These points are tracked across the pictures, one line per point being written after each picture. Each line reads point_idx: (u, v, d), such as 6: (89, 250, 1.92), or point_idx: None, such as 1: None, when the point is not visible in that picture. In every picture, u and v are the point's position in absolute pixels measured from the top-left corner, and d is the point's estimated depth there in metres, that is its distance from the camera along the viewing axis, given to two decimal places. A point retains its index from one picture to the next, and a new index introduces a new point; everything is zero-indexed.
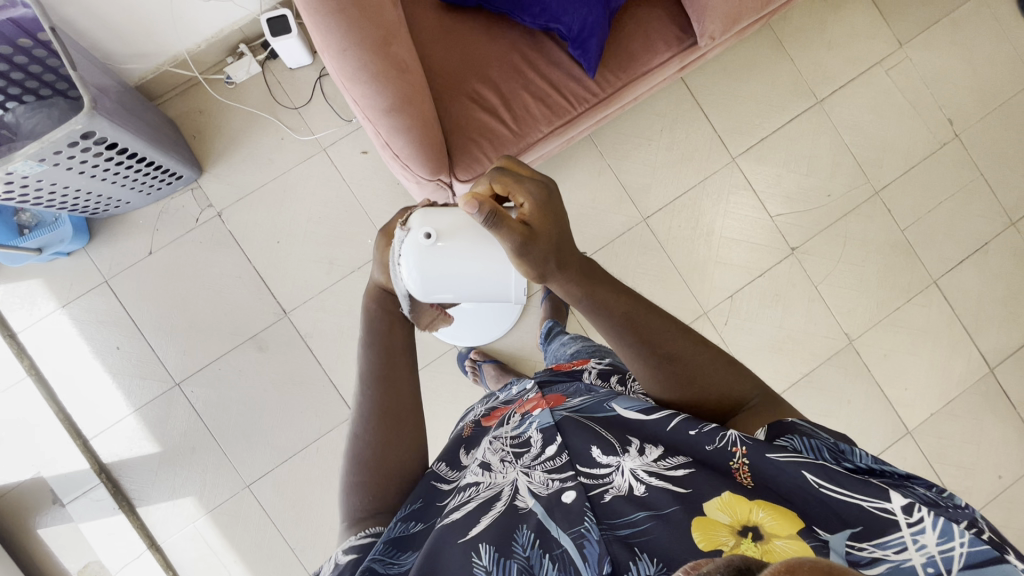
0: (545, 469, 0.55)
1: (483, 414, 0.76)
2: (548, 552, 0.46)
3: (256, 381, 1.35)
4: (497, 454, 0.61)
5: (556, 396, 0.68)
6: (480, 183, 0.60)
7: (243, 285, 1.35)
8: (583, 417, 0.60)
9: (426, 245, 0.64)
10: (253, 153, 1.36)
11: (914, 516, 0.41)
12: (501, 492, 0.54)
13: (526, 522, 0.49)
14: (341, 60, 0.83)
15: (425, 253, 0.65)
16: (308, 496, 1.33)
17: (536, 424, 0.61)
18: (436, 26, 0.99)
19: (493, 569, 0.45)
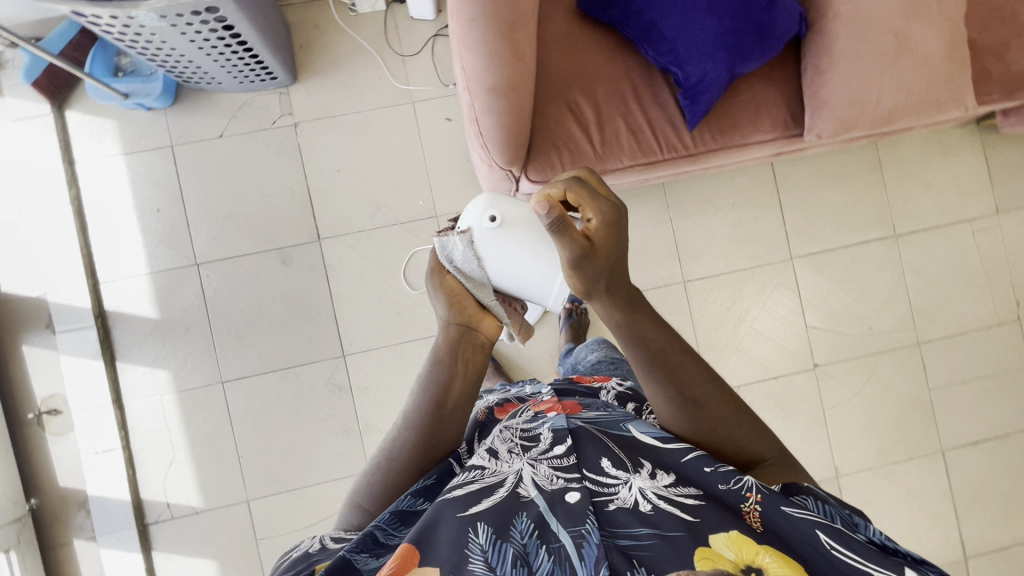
0: (550, 466, 0.58)
1: (496, 403, 0.79)
2: (546, 546, 0.51)
3: (268, 291, 1.37)
4: (505, 443, 0.63)
5: (574, 402, 0.70)
6: (555, 186, 0.60)
7: (291, 199, 1.38)
8: (597, 429, 0.62)
9: (489, 226, 0.68)
10: (348, 82, 1.39)
11: None
12: (504, 478, 0.57)
13: (526, 512, 0.53)
14: (467, 28, 0.85)
15: (484, 234, 0.68)
16: (272, 414, 1.36)
17: (548, 424, 0.64)
18: (563, 29, 1.01)
19: (489, 550, 0.50)
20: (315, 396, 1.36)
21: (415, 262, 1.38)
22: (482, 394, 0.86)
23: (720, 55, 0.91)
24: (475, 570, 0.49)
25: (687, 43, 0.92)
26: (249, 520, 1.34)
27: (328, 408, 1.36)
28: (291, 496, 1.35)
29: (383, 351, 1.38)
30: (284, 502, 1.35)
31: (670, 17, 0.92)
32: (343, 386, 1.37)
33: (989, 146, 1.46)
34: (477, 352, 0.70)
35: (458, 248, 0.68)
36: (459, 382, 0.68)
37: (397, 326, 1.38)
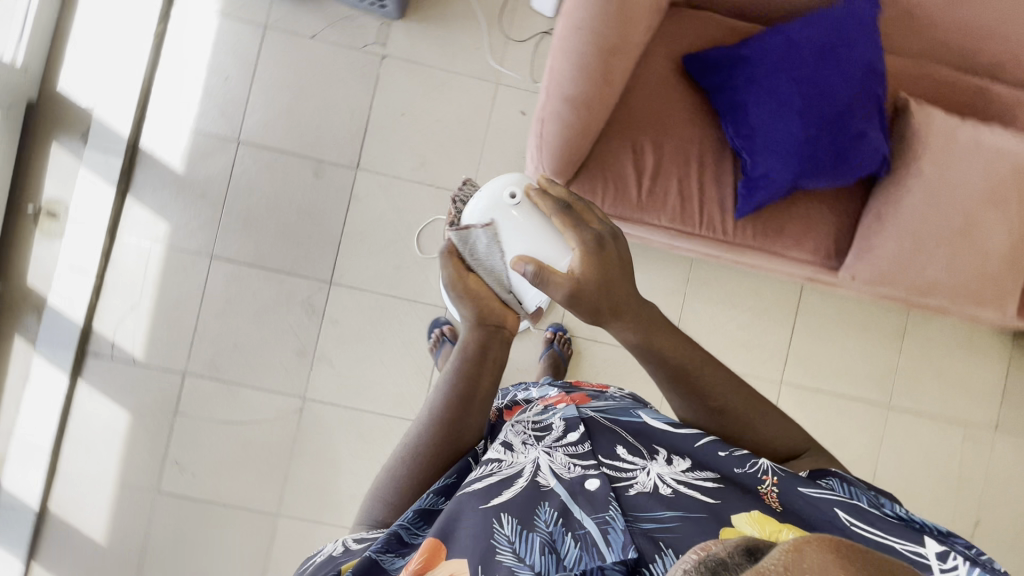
0: (567, 454, 0.60)
1: (504, 406, 0.83)
2: (571, 531, 0.51)
3: (290, 193, 1.39)
4: (518, 436, 0.65)
5: (581, 395, 0.76)
6: (545, 208, 0.68)
7: (348, 120, 1.40)
8: (605, 417, 0.66)
9: (509, 200, 0.73)
10: (448, 39, 1.41)
11: (948, 562, 0.44)
12: (523, 468, 0.58)
13: (549, 500, 0.54)
14: (571, 35, 0.86)
15: (503, 206, 0.73)
16: (242, 305, 1.37)
17: (559, 415, 0.67)
18: (663, 71, 0.99)
19: (516, 540, 0.50)
20: (287, 307, 1.38)
21: (434, 227, 1.39)
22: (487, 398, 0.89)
23: (793, 159, 0.90)
24: (505, 560, 0.49)
25: (767, 135, 0.91)
26: (178, 391, 1.37)
27: (294, 323, 1.38)
28: (225, 386, 1.37)
29: (369, 295, 1.39)
30: (217, 389, 1.37)
31: (762, 105, 0.91)
32: (317, 309, 1.38)
33: (1014, 363, 1.43)
34: (502, 348, 0.72)
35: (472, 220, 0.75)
36: (486, 381, 0.69)
37: (392, 278, 1.39)
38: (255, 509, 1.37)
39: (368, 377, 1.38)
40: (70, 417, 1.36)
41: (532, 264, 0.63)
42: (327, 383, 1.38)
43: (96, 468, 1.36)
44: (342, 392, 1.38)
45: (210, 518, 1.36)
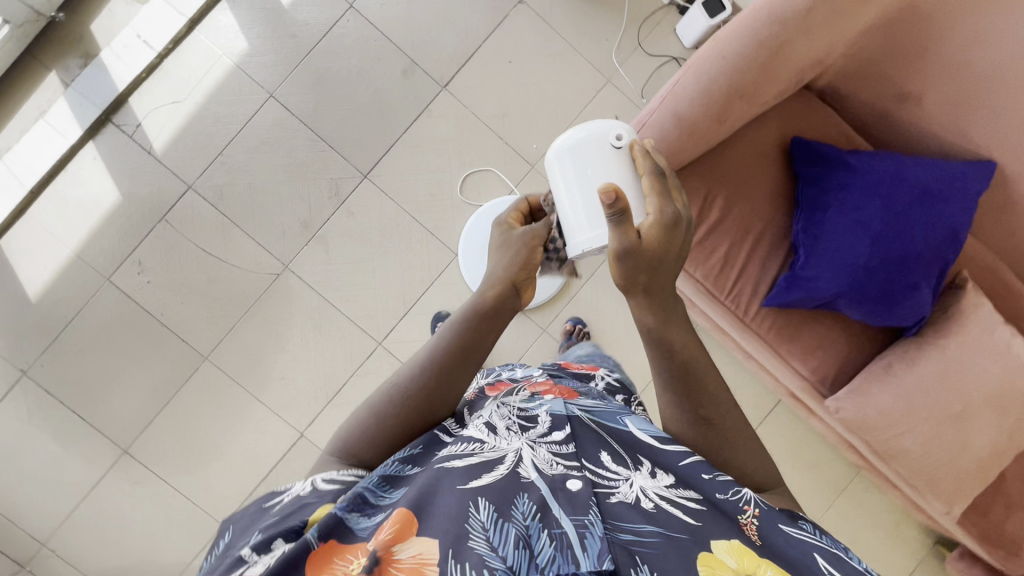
0: (550, 451, 0.54)
1: (486, 386, 0.78)
2: (547, 530, 0.45)
3: (370, 77, 1.36)
4: (502, 420, 0.59)
5: (568, 388, 0.73)
6: (642, 164, 0.64)
7: (459, 40, 1.37)
8: (592, 420, 0.60)
9: (614, 145, 0.66)
10: (587, 17, 1.39)
11: None
12: (505, 455, 0.52)
13: (528, 493, 0.48)
14: (713, 60, 0.83)
15: (604, 151, 0.66)
16: (274, 154, 1.35)
17: (546, 409, 0.62)
18: (768, 138, 0.98)
19: (490, 528, 0.44)
20: (313, 179, 1.35)
21: (484, 178, 1.37)
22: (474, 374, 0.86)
23: (846, 277, 0.90)
24: (477, 547, 0.42)
25: (832, 244, 0.91)
26: (173, 199, 1.33)
27: (311, 196, 1.35)
28: (218, 218, 1.34)
29: (393, 207, 1.37)
30: (209, 216, 1.34)
31: (842, 215, 0.90)
32: (339, 194, 1.36)
33: (922, 569, 1.45)
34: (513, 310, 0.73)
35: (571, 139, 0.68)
36: (491, 340, 0.68)
37: (421, 202, 1.37)
38: (187, 342, 1.34)
39: (352, 279, 1.36)
40: (61, 170, 1.32)
41: (623, 200, 0.56)
42: (312, 265, 1.36)
43: (61, 227, 1.32)
44: (323, 281, 1.36)
45: (142, 328, 1.34)
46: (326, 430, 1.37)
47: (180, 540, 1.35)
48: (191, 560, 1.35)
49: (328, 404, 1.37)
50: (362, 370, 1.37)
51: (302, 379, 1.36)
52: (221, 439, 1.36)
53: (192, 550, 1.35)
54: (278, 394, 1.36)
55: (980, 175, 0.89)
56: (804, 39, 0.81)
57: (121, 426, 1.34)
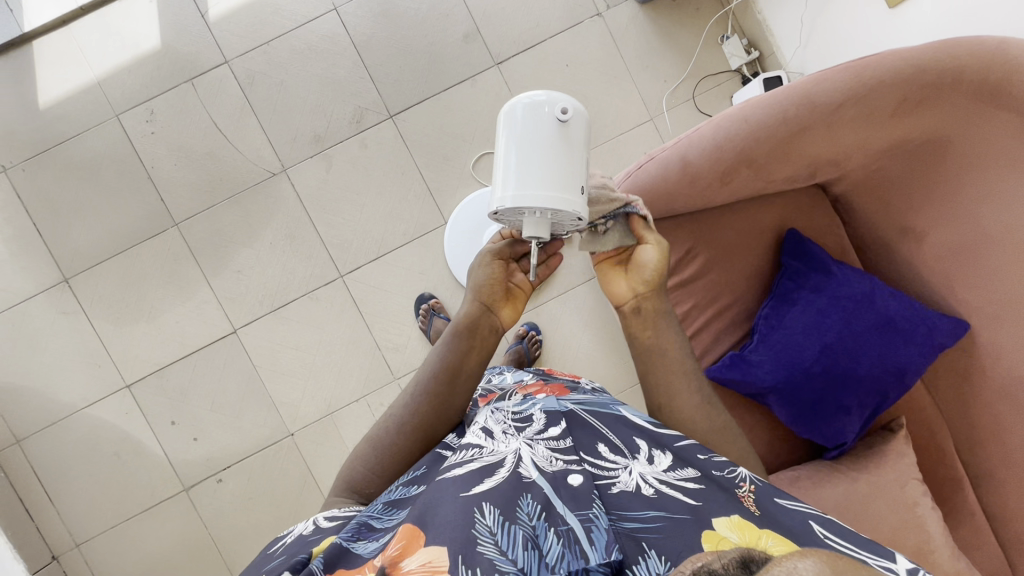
0: (548, 448, 0.60)
1: (481, 392, 0.83)
2: (554, 528, 0.49)
3: (433, 27, 1.38)
4: (499, 425, 0.64)
5: (559, 387, 0.79)
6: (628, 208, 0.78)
7: (528, 27, 1.39)
8: (586, 411, 0.68)
9: (558, 118, 0.63)
10: (654, 52, 1.40)
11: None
12: (504, 459, 0.57)
13: (531, 493, 0.52)
14: (735, 121, 0.83)
15: (547, 122, 0.64)
16: (314, 62, 1.36)
17: (540, 407, 0.68)
18: (769, 220, 0.97)
19: (497, 531, 0.48)
20: (342, 99, 1.37)
21: None
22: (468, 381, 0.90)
23: (792, 375, 0.90)
24: (487, 551, 0.46)
25: (792, 339, 0.90)
26: (205, 67, 1.35)
27: (333, 114, 1.37)
28: (240, 101, 1.36)
29: (406, 156, 1.38)
30: (232, 96, 1.35)
31: (803, 314, 0.90)
32: (360, 123, 1.37)
33: None
34: (489, 336, 0.75)
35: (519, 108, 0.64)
36: (473, 357, 0.73)
37: (433, 161, 1.38)
38: (163, 202, 1.35)
39: (341, 206, 1.37)
40: (117, 0, 1.35)
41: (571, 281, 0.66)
42: (310, 179, 1.37)
43: (93, 52, 1.34)
44: (313, 197, 1.37)
45: (128, 173, 1.35)
46: (260, 336, 1.37)
47: (82, 383, 1.35)
48: (85, 406, 1.35)
49: (271, 312, 1.37)
50: (316, 294, 1.37)
51: (256, 279, 1.37)
52: (159, 306, 1.36)
53: (89, 397, 1.35)
54: (229, 284, 1.37)
55: (948, 329, 0.88)
56: (825, 131, 0.81)
57: (71, 255, 1.34)
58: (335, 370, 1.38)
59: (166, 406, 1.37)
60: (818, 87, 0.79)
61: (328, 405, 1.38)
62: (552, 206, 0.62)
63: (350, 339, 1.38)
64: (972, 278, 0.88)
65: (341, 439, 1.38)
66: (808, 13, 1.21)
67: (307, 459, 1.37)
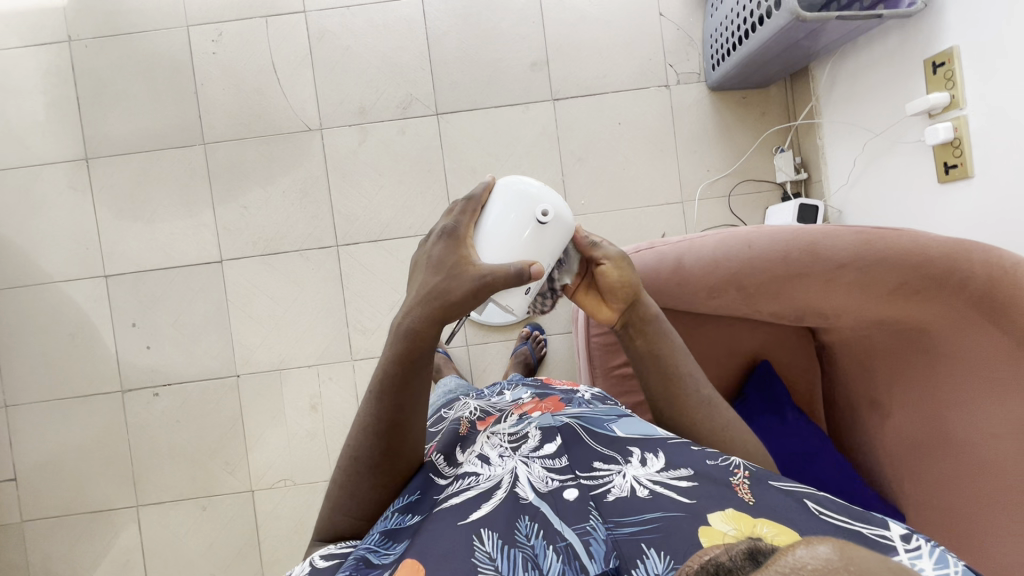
0: (544, 467, 0.65)
1: (477, 415, 0.81)
2: (552, 544, 0.55)
3: (505, 46, 1.39)
4: (496, 449, 0.69)
5: (553, 403, 0.79)
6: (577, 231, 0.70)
7: (594, 76, 1.39)
8: (581, 425, 0.71)
9: (537, 218, 0.64)
10: (707, 140, 1.39)
11: (910, 543, 0.48)
12: (501, 481, 0.63)
13: (527, 516, 0.59)
14: (740, 244, 0.82)
15: (526, 218, 0.64)
16: (384, 40, 1.38)
17: (535, 425, 0.73)
18: (750, 343, 0.96)
19: (498, 555, 0.54)
20: (397, 82, 1.39)
21: None
22: (457, 407, 0.88)
23: None
24: None
25: None
26: (282, 10, 1.38)
27: (383, 93, 1.39)
28: (303, 52, 1.38)
29: (437, 155, 1.39)
30: (297, 45, 1.38)
31: None
32: (405, 110, 1.39)
33: None
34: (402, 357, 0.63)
35: (504, 197, 0.66)
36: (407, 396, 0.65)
37: (460, 169, 1.39)
38: (199, 120, 1.39)
39: (360, 181, 1.39)
40: None
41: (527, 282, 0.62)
42: (341, 145, 1.39)
43: None
44: (337, 162, 1.39)
45: (177, 82, 1.38)
46: (243, 274, 1.39)
47: (66, 257, 1.39)
48: (60, 280, 1.39)
49: (261, 256, 1.39)
50: (308, 254, 1.40)
51: (258, 220, 1.39)
52: (160, 213, 1.39)
53: (67, 273, 1.39)
54: (232, 216, 1.39)
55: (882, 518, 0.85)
56: (824, 286, 0.79)
57: (99, 138, 1.38)
58: (301, 330, 1.40)
59: (133, 307, 1.39)
60: (826, 239, 0.78)
61: (280, 361, 1.40)
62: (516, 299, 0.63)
63: (323, 307, 1.40)
64: (918, 473, 0.85)
65: (282, 397, 1.40)
66: (862, 159, 1.18)
67: (243, 405, 1.40)
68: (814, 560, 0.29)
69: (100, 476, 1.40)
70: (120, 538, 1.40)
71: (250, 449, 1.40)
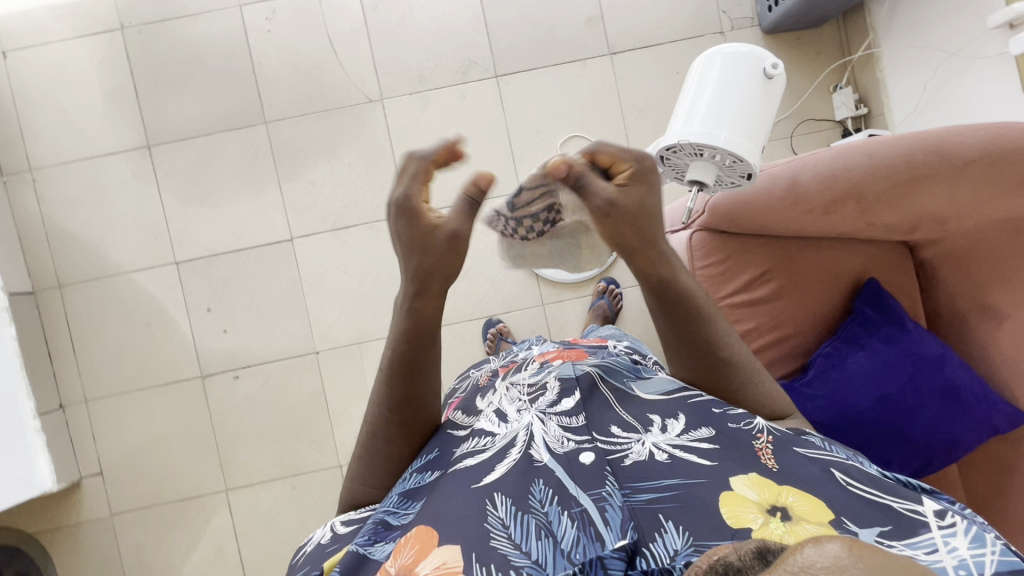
0: (560, 425, 0.62)
1: (502, 369, 0.85)
2: (568, 511, 0.53)
3: (560, 3, 1.39)
4: (513, 403, 0.67)
5: (576, 352, 0.81)
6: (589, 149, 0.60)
7: (649, 28, 1.40)
8: (600, 377, 0.68)
9: (763, 73, 0.80)
10: None
11: (942, 520, 0.50)
12: (516, 439, 0.61)
13: (542, 478, 0.57)
14: (860, 154, 0.83)
15: (752, 78, 0.80)
16: (440, 6, 1.38)
17: (556, 374, 0.70)
18: (855, 263, 0.97)
19: (510, 521, 0.53)
20: (455, 48, 1.39)
21: None
22: (487, 363, 0.94)
23: (864, 416, 0.88)
24: (501, 546, 0.51)
25: (860, 376, 0.89)
26: None
27: (442, 59, 1.39)
28: (358, 23, 1.38)
29: (499, 118, 1.40)
30: (353, 17, 1.38)
31: (868, 360, 0.89)
32: (465, 75, 1.39)
33: None
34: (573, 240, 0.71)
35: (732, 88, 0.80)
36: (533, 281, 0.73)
37: (523, 129, 1.40)
38: (259, 99, 1.38)
39: (425, 148, 1.39)
40: None
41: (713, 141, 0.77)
42: (403, 114, 1.39)
43: None
44: (400, 132, 1.39)
45: (234, 63, 1.38)
46: (314, 251, 1.39)
47: (135, 247, 1.38)
48: (131, 270, 1.38)
49: (330, 231, 1.39)
50: (377, 226, 1.40)
51: (326, 196, 1.39)
52: (226, 196, 1.39)
53: (138, 263, 1.38)
54: (298, 193, 1.39)
55: (1008, 414, 0.88)
56: (949, 186, 0.81)
57: (160, 125, 1.38)
58: (376, 302, 1.40)
59: (207, 292, 1.39)
60: (952, 139, 0.80)
61: (359, 334, 1.40)
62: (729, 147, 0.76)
63: (396, 278, 1.40)
64: None
65: (361, 370, 1.40)
66: (932, 82, 1.20)
67: (324, 381, 1.40)
68: (823, 558, 0.28)
69: (186, 462, 1.40)
70: (213, 523, 1.40)
71: (335, 424, 1.40)
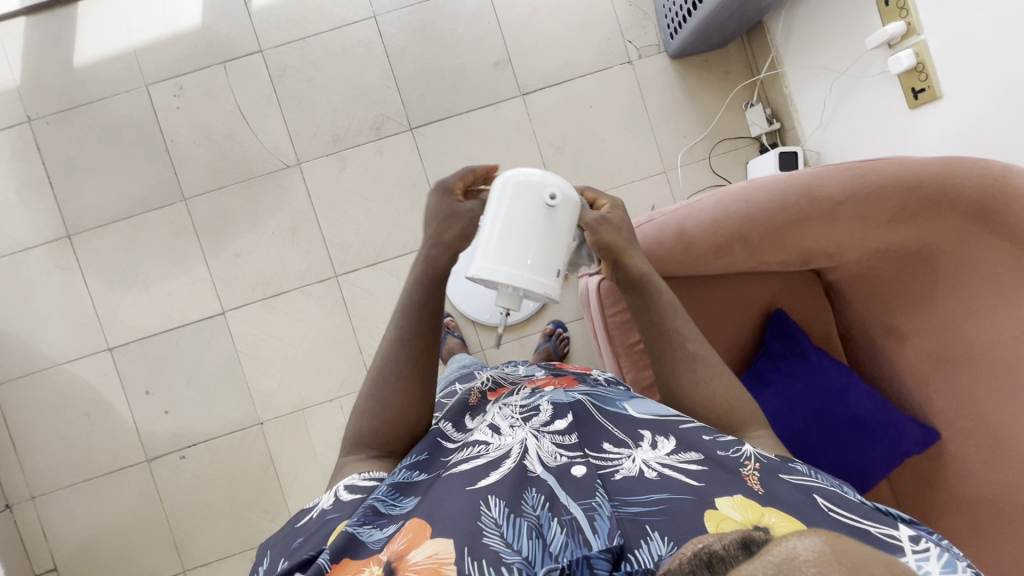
0: (553, 442, 0.61)
1: (487, 386, 0.83)
2: (557, 517, 0.52)
3: (466, 51, 1.40)
4: (507, 419, 0.66)
5: (567, 379, 0.80)
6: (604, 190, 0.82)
7: (558, 65, 1.41)
8: (592, 405, 0.68)
9: (547, 202, 0.67)
10: (678, 107, 1.42)
11: (919, 546, 0.50)
12: (510, 452, 0.60)
13: (535, 488, 0.55)
14: (739, 199, 0.84)
15: (536, 203, 0.67)
16: (346, 66, 1.39)
17: (547, 399, 0.70)
18: (761, 293, 0.98)
19: (502, 521, 0.51)
20: (367, 106, 1.39)
21: None
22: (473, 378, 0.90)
23: None
24: (493, 543, 0.49)
25: (768, 416, 0.90)
26: (240, 53, 1.38)
27: (354, 117, 1.39)
28: (267, 91, 1.38)
29: (418, 170, 1.40)
30: (261, 85, 1.38)
31: (774, 399, 0.91)
32: (379, 130, 1.39)
33: None
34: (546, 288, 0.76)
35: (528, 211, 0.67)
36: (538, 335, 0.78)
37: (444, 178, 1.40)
38: (176, 177, 1.38)
39: (347, 208, 1.39)
40: None
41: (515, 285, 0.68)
42: (321, 175, 1.39)
43: (133, 21, 1.37)
44: (322, 193, 1.39)
45: (146, 143, 1.38)
46: (248, 321, 1.39)
47: (66, 337, 1.37)
48: (64, 361, 1.37)
49: (262, 299, 1.39)
50: (308, 289, 1.39)
51: (254, 265, 1.39)
52: (153, 276, 1.38)
53: (71, 353, 1.37)
54: (225, 266, 1.39)
55: (918, 437, 0.88)
56: (824, 225, 0.82)
57: (78, 213, 1.37)
58: (316, 364, 1.39)
59: (144, 374, 1.38)
60: (822, 180, 0.81)
61: (302, 399, 1.39)
62: (527, 284, 0.66)
63: (334, 338, 1.39)
64: (949, 386, 0.88)
65: (308, 434, 1.39)
66: (830, 97, 1.21)
67: (273, 449, 1.39)
68: None
69: (141, 546, 1.38)
70: None
71: (288, 491, 1.39)
